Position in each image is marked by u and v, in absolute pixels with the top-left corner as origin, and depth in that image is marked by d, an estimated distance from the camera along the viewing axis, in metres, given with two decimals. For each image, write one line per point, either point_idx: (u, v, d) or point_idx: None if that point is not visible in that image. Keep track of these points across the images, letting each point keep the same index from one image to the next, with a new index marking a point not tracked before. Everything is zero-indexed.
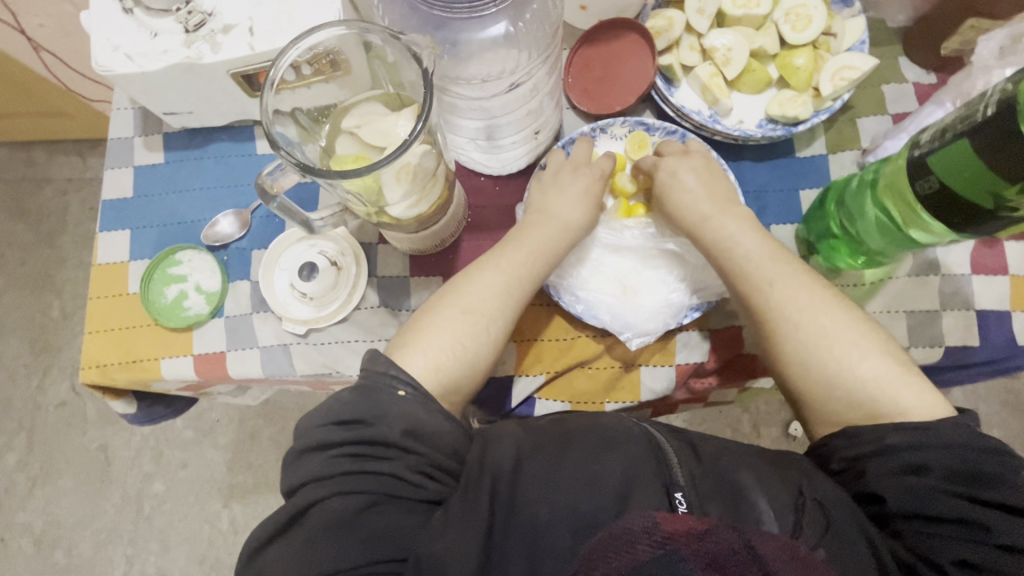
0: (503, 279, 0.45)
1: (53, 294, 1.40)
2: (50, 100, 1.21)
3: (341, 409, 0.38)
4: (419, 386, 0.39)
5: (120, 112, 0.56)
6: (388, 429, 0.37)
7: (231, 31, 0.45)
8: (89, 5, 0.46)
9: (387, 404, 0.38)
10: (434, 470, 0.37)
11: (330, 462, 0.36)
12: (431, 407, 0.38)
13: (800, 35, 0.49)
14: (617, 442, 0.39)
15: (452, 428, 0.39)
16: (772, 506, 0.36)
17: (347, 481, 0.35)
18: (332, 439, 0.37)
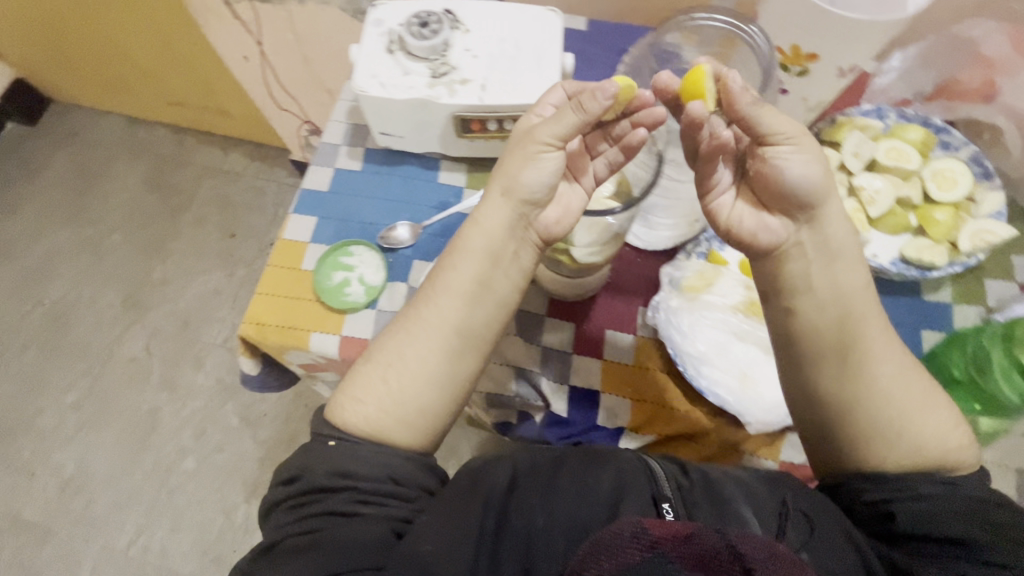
0: (429, 327, 0.47)
1: (158, 260, 1.53)
2: (225, 100, 1.40)
3: (286, 472, 0.44)
4: (342, 433, 0.44)
5: (335, 123, 0.67)
6: (319, 474, 0.42)
7: (468, 84, 0.55)
8: (362, 42, 0.57)
9: (321, 455, 0.43)
10: (364, 498, 0.41)
11: (279, 524, 0.42)
12: (360, 447, 0.43)
13: (944, 195, 0.56)
14: (608, 458, 0.44)
15: (383, 455, 0.43)
16: (757, 516, 0.40)
17: (294, 527, 0.41)
18: (287, 495, 0.43)
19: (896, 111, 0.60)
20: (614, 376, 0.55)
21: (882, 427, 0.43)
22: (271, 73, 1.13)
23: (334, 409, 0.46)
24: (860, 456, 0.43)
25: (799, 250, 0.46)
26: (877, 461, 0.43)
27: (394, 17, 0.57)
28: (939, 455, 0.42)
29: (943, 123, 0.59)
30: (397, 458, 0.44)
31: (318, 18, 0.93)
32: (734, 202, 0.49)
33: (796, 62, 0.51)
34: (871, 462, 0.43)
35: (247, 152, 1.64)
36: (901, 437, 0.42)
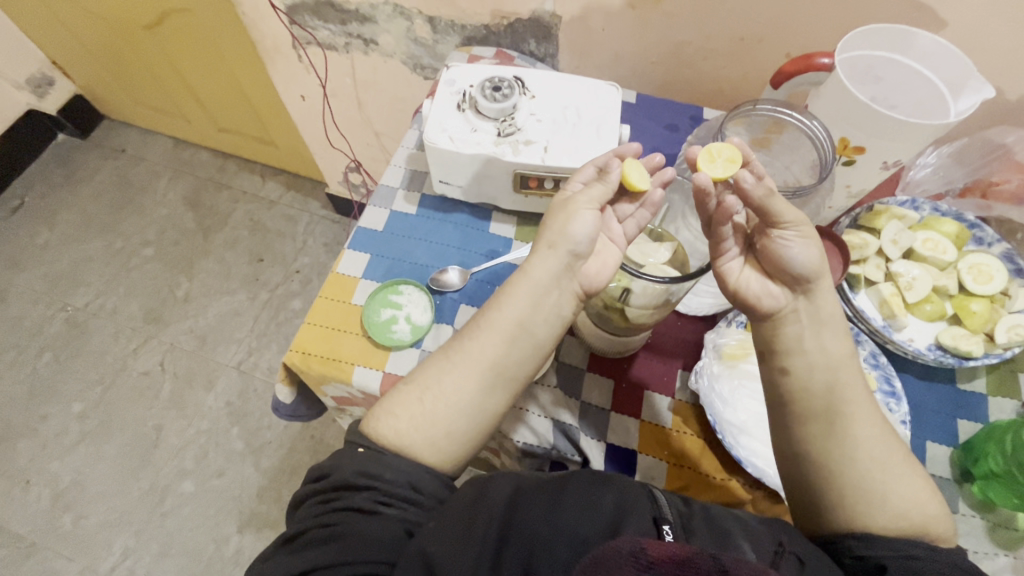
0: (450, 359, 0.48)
1: (185, 277, 1.56)
2: (273, 132, 1.47)
3: (316, 470, 0.45)
4: (371, 437, 0.45)
5: (395, 168, 0.71)
6: (345, 474, 0.43)
7: (531, 145, 0.59)
8: (435, 98, 0.61)
9: (346, 459, 0.44)
10: (385, 502, 0.41)
11: (302, 516, 0.43)
12: (386, 457, 0.43)
13: (981, 287, 0.58)
14: (612, 477, 0.44)
15: (408, 465, 0.43)
16: (753, 546, 0.41)
17: (315, 522, 0.41)
18: (313, 489, 0.44)
19: (930, 204, 0.63)
20: (651, 437, 0.55)
21: (868, 486, 0.43)
22: (324, 112, 1.19)
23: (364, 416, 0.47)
24: (844, 512, 0.43)
25: (795, 313, 0.48)
26: (863, 522, 0.42)
27: (468, 80, 0.62)
28: (920, 519, 0.42)
29: (975, 219, 0.62)
30: (421, 468, 0.44)
31: (379, 68, 1.00)
32: (741, 268, 0.50)
33: (844, 152, 0.54)
34: (858, 513, 0.42)
35: (284, 181, 1.70)
36: (886, 493, 0.42)
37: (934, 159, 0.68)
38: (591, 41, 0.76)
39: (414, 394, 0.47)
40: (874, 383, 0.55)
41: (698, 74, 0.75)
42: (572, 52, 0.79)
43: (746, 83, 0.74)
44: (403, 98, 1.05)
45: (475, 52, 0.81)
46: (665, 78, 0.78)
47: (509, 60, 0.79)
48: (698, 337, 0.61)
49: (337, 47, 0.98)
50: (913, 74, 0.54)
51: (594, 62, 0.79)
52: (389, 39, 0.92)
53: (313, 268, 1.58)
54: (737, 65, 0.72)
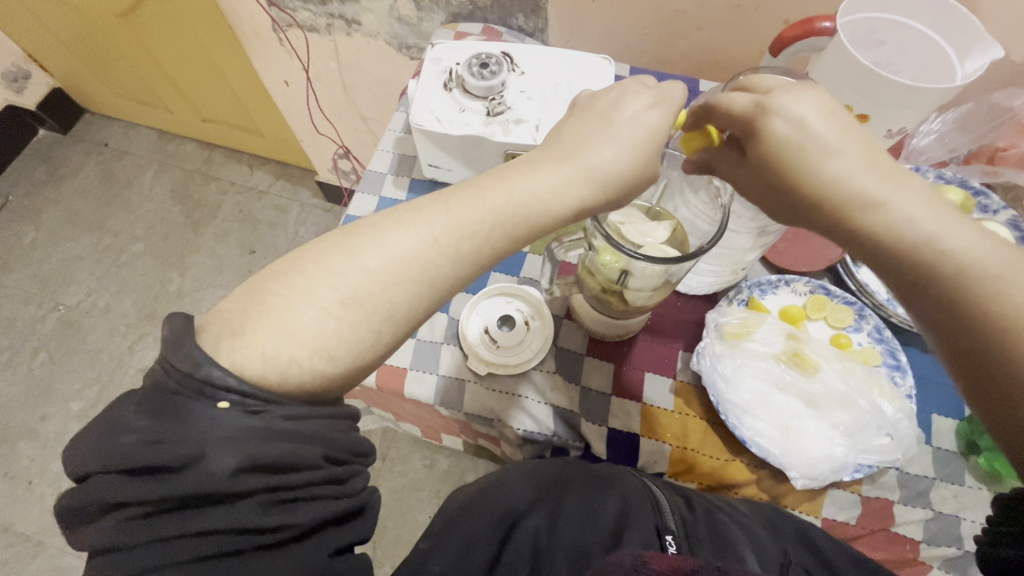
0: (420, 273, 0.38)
1: (177, 272, 1.54)
2: (257, 120, 1.43)
3: (134, 452, 0.31)
4: (248, 393, 0.34)
5: (383, 153, 0.69)
6: (214, 473, 0.31)
7: (521, 124, 0.57)
8: (420, 78, 0.59)
9: (201, 437, 0.32)
10: (287, 496, 0.33)
11: (139, 527, 0.31)
12: (270, 435, 0.33)
13: None
14: (617, 485, 0.46)
15: (312, 436, 0.34)
16: (753, 555, 0.41)
17: (173, 537, 0.31)
18: (152, 492, 0.31)
19: (935, 171, 0.62)
20: (653, 420, 0.54)
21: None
22: (309, 98, 1.16)
23: (225, 356, 0.35)
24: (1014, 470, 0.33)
25: None
26: None
27: (454, 58, 0.60)
28: None
29: (980, 185, 0.61)
30: (324, 427, 0.35)
31: (362, 49, 0.96)
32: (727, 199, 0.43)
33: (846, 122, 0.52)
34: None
35: (272, 171, 1.67)
36: None
37: (938, 126, 0.65)
38: (580, 14, 0.73)
39: (356, 323, 0.37)
40: (877, 358, 0.54)
41: (694, 45, 0.73)
42: (562, 26, 0.76)
43: (743, 52, 0.72)
44: (390, 80, 1.02)
45: (461, 29, 0.78)
46: (659, 49, 0.75)
47: (497, 36, 0.76)
48: (699, 316, 0.59)
49: (318, 28, 0.94)
50: (917, 37, 0.52)
51: (585, 35, 0.76)
52: (372, 19, 0.88)
53: None
54: (733, 34, 0.69)
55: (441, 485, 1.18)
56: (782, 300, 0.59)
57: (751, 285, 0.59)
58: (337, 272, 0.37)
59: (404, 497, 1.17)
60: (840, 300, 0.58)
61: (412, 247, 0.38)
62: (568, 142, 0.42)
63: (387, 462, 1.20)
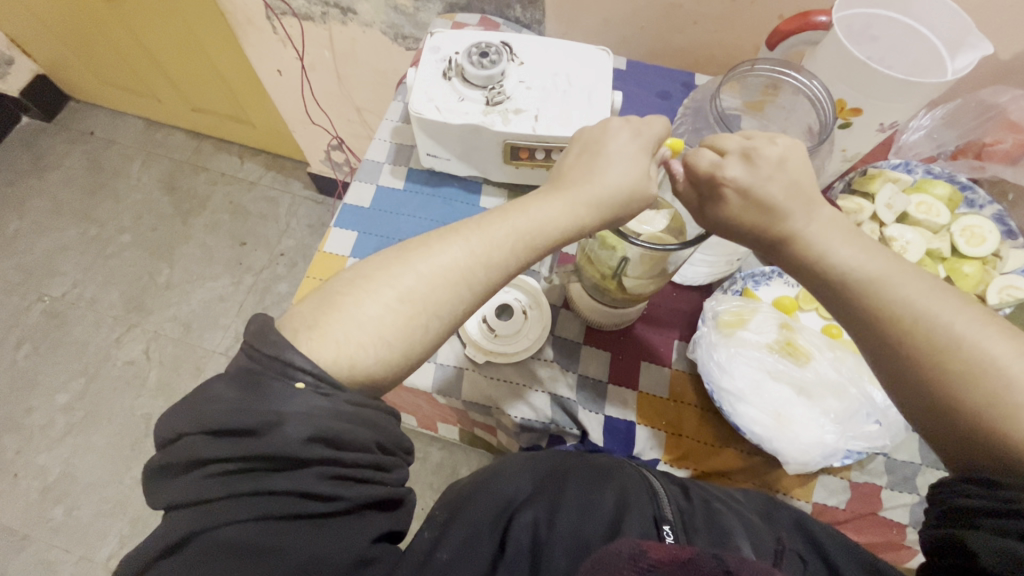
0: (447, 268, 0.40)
1: (166, 263, 1.52)
2: (248, 109, 1.41)
3: (224, 414, 0.32)
4: (319, 374, 0.34)
5: (380, 142, 0.69)
6: (287, 440, 0.32)
7: (521, 114, 0.57)
8: (419, 67, 0.59)
9: (283, 400, 0.33)
10: (345, 475, 0.34)
11: (216, 482, 0.32)
12: (342, 411, 0.34)
13: (974, 250, 0.58)
14: (613, 475, 0.46)
15: (372, 424, 0.35)
16: (754, 549, 0.41)
17: (246, 495, 0.32)
18: (230, 454, 0.32)
19: (923, 166, 0.63)
20: (648, 409, 0.55)
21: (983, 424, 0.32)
22: (303, 87, 1.15)
23: (303, 345, 0.35)
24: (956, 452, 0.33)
25: None
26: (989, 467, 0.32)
27: (453, 46, 0.60)
28: None
29: (967, 180, 0.62)
30: (380, 416, 0.36)
31: (357, 39, 0.96)
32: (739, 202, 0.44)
33: (840, 115, 0.53)
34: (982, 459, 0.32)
35: (264, 162, 1.65)
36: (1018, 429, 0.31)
37: (928, 122, 0.68)
38: (577, 6, 0.73)
39: (413, 316, 0.39)
40: None
41: (690, 39, 0.74)
42: (559, 18, 0.76)
43: (737, 47, 0.73)
44: (385, 71, 1.02)
45: (459, 19, 0.78)
46: (655, 43, 0.76)
47: (494, 27, 0.77)
48: (694, 307, 0.60)
49: (312, 17, 0.93)
50: (909, 31, 0.53)
51: (582, 27, 0.76)
52: (368, 8, 0.88)
53: (297, 250, 1.54)
54: (729, 29, 0.70)
55: (434, 477, 1.18)
56: (775, 290, 0.60)
57: (745, 277, 0.60)
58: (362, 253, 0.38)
59: None
60: None
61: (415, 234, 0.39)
62: (558, 182, 0.45)
63: None
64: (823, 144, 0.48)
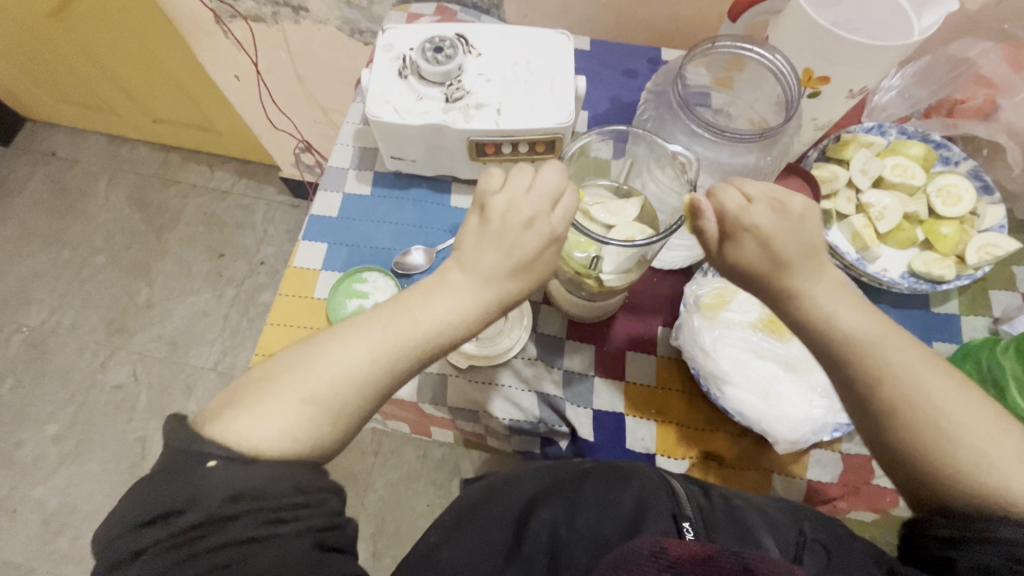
0: (387, 340, 0.39)
1: (145, 282, 1.49)
2: (212, 117, 1.37)
3: (144, 506, 0.33)
4: (231, 454, 0.34)
5: (342, 147, 0.66)
6: (203, 509, 0.32)
7: (482, 108, 0.55)
8: (374, 66, 0.57)
9: (193, 481, 0.33)
10: (272, 517, 0.33)
11: (154, 562, 0.32)
12: (254, 465, 0.34)
13: (950, 209, 0.57)
14: (631, 475, 0.45)
15: (283, 466, 0.35)
16: (775, 543, 0.40)
17: (178, 564, 0.32)
18: (156, 535, 0.32)
19: (896, 128, 0.62)
20: (637, 399, 0.54)
21: None
22: (263, 92, 1.11)
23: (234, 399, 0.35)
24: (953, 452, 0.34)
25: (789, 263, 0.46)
26: None
27: (407, 43, 0.57)
28: None
29: (941, 139, 0.61)
30: (296, 466, 0.35)
31: (313, 37, 0.93)
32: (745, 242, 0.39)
33: (808, 84, 0.52)
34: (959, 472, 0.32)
35: (234, 169, 1.61)
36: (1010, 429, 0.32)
37: (899, 81, 0.66)
38: None
39: (323, 413, 0.37)
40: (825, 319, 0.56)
41: (655, 12, 0.71)
42: (518, 1, 0.74)
43: (701, 18, 0.71)
44: (346, 68, 0.98)
45: (415, 9, 0.75)
46: (619, 19, 0.73)
47: (452, 15, 0.74)
48: (674, 291, 0.59)
49: (264, 18, 0.90)
50: None
51: (543, 9, 0.74)
52: (320, 5, 0.84)
53: (278, 257, 1.52)
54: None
55: (437, 473, 1.19)
56: None
57: None
58: (316, 360, 0.38)
59: (401, 487, 1.18)
60: None
61: (351, 354, 0.39)
62: (489, 215, 0.42)
63: (378, 456, 1.20)
64: (791, 117, 0.47)
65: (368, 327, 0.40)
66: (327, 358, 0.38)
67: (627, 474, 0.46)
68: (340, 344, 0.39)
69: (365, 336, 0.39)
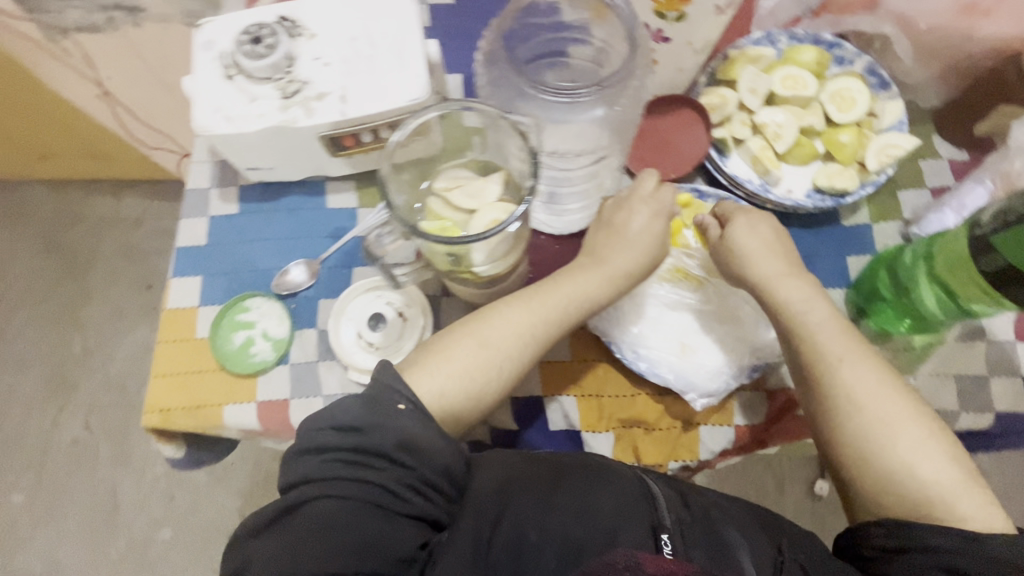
0: (530, 322, 0.47)
1: (77, 330, 1.40)
2: (98, 144, 1.25)
3: (341, 416, 0.41)
4: (418, 404, 0.42)
5: (198, 164, 0.60)
6: (383, 442, 0.40)
7: (324, 98, 0.49)
8: (195, 71, 0.49)
9: (386, 416, 0.40)
10: (419, 486, 0.40)
11: (331, 465, 0.39)
12: (428, 424, 0.41)
13: (845, 115, 0.54)
14: (612, 478, 0.44)
15: (446, 446, 0.41)
16: (751, 559, 0.41)
17: (349, 480, 0.39)
18: (337, 443, 0.40)
19: (785, 33, 0.57)
20: (554, 379, 0.52)
21: None
22: (134, 108, 1.01)
23: None
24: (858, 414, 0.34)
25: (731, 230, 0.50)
26: None
27: (225, 36, 0.50)
28: None
29: (832, 37, 0.57)
30: (449, 453, 0.41)
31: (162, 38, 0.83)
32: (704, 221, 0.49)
33: (669, 8, 0.46)
34: None
35: (142, 193, 1.49)
36: None
37: None
38: None
39: (488, 365, 0.46)
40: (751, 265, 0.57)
41: None
42: None
43: None
44: None
45: None
46: None
47: None
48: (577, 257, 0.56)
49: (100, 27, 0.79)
50: None
51: None
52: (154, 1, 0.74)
53: None
54: None
55: None
56: None
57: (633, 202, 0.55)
58: (486, 333, 0.46)
59: None
60: (714, 200, 0.55)
61: (520, 312, 0.47)
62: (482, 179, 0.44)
63: None
64: (636, 50, 0.42)
65: (528, 299, 0.48)
66: (497, 323, 0.47)
67: (603, 469, 0.45)
68: (506, 309, 0.47)
69: (530, 306, 0.47)
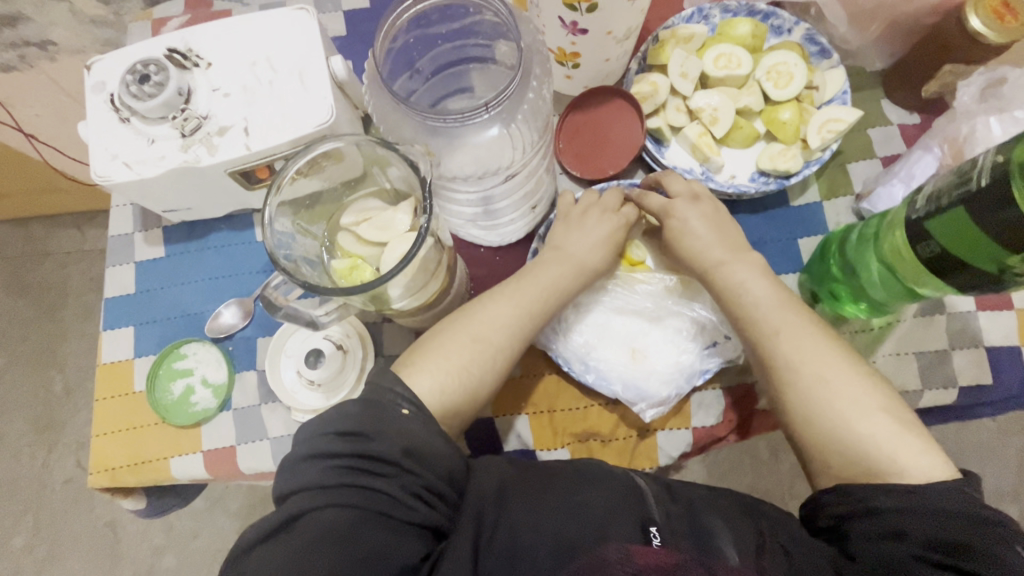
0: (518, 317, 0.45)
1: (56, 369, 1.39)
2: (49, 180, 1.22)
3: (343, 420, 0.37)
4: (421, 407, 0.39)
5: (119, 208, 0.57)
6: (387, 447, 0.36)
7: (227, 133, 0.46)
8: (88, 116, 0.46)
9: (389, 421, 0.37)
10: (428, 494, 0.36)
11: (333, 472, 0.35)
12: (432, 429, 0.38)
13: (783, 91, 0.51)
14: (599, 477, 0.41)
15: (450, 453, 0.38)
16: (737, 548, 0.37)
17: (350, 486, 0.35)
18: (338, 449, 0.36)
19: (718, 6, 0.54)
20: (505, 398, 0.50)
21: None
22: None
23: None
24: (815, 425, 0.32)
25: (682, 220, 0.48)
26: None
27: (117, 76, 0.47)
28: None
29: (767, 5, 0.53)
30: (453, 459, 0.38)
31: None
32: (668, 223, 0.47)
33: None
34: None
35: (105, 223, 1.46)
36: None
37: None
38: None
39: (486, 352, 0.44)
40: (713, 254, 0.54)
41: None
42: None
43: None
44: None
45: (158, 13, 0.64)
46: None
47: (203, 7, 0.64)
48: (519, 267, 0.54)
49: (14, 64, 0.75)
50: None
51: None
52: (63, 33, 0.70)
53: None
54: None
55: None
56: None
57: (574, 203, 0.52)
58: (475, 323, 0.44)
59: None
60: None
61: (505, 304, 0.45)
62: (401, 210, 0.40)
63: None
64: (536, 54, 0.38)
65: (511, 290, 0.46)
66: (484, 315, 0.45)
67: (581, 471, 0.42)
68: (492, 301, 0.45)
69: (512, 296, 0.45)
